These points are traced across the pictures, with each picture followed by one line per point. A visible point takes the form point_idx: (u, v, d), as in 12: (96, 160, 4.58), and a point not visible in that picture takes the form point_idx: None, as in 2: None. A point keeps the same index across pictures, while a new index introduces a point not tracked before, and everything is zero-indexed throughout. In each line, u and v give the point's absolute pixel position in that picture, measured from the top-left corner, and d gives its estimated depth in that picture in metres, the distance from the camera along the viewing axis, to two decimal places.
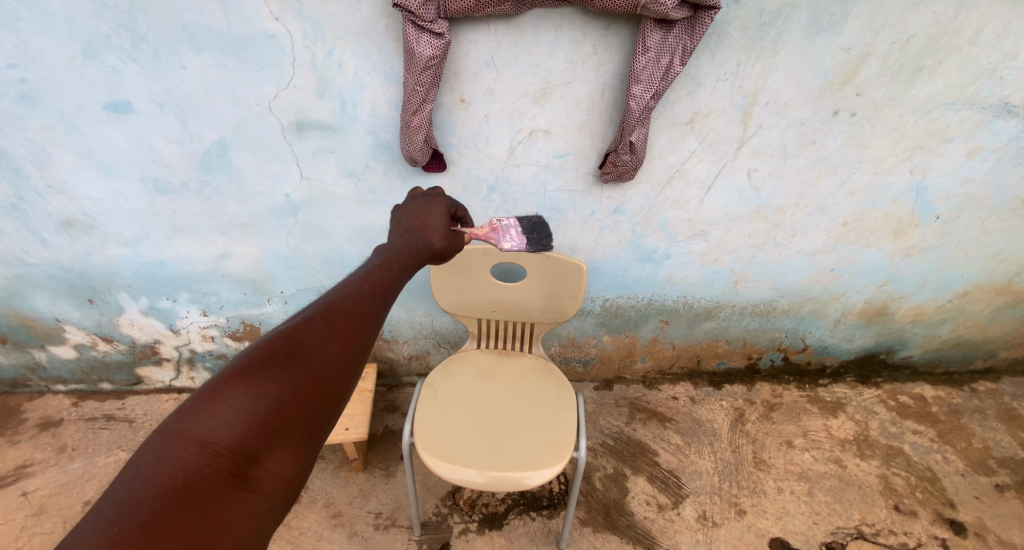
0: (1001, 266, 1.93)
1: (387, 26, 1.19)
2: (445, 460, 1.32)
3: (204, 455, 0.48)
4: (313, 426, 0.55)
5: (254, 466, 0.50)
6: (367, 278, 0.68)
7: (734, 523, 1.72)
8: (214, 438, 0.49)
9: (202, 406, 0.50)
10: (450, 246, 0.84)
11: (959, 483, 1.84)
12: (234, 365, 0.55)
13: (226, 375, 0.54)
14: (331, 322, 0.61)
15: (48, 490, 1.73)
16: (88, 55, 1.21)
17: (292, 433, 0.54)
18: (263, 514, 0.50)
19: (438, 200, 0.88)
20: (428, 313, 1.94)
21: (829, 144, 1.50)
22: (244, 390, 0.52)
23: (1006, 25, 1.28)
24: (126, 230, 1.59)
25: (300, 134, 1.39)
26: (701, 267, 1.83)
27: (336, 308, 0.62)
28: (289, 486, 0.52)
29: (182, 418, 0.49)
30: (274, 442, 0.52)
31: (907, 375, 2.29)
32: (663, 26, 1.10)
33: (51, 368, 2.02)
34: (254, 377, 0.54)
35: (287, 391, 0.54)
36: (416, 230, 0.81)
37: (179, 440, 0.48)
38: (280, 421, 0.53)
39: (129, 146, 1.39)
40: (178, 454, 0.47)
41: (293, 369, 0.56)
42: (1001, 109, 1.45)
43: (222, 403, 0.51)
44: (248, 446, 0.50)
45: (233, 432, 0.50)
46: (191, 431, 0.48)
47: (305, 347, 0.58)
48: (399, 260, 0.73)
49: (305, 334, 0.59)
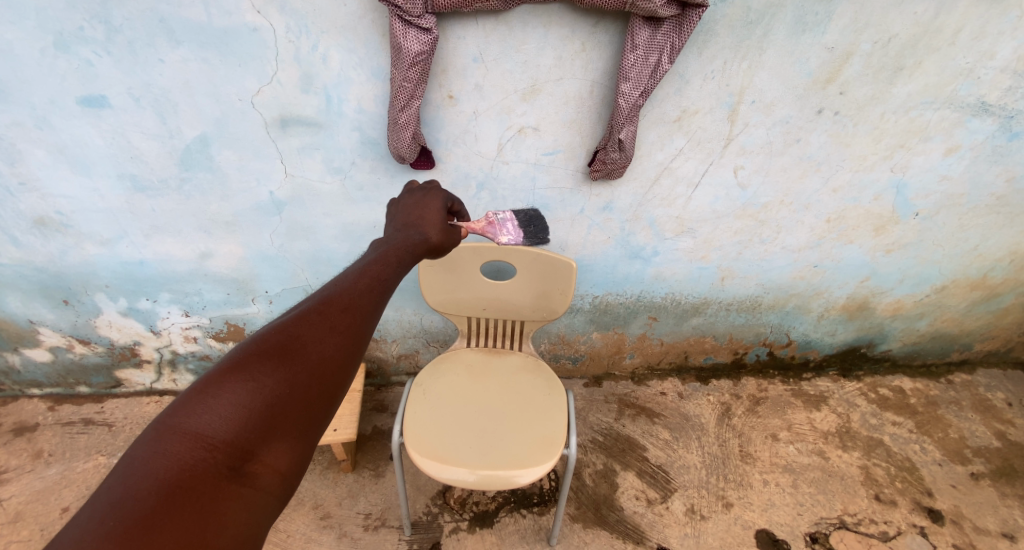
0: (977, 261, 1.98)
1: (373, 21, 1.17)
2: (436, 460, 1.31)
3: (200, 449, 0.46)
4: (311, 421, 0.54)
5: (251, 460, 0.49)
6: (363, 272, 0.66)
7: (721, 516, 1.75)
8: (210, 432, 0.47)
9: (196, 400, 0.49)
10: (448, 239, 0.83)
11: (937, 472, 1.90)
12: (228, 359, 0.53)
13: (221, 369, 0.52)
14: (327, 316, 0.60)
15: (24, 497, 1.68)
16: (61, 48, 1.16)
17: (289, 428, 0.52)
18: (261, 508, 0.49)
19: (436, 194, 0.87)
20: (416, 311, 1.92)
21: (813, 142, 1.52)
22: (240, 384, 0.51)
23: (983, 26, 1.31)
24: (103, 228, 1.54)
25: (284, 130, 1.36)
26: (688, 264, 1.85)
27: (334, 302, 0.61)
28: (286, 481, 0.51)
29: (177, 412, 0.48)
30: (271, 436, 0.51)
31: (887, 368, 2.35)
32: (652, 24, 1.10)
33: (26, 372, 1.96)
34: (250, 370, 0.52)
35: (284, 385, 0.53)
36: (413, 225, 0.80)
37: (174, 433, 0.46)
38: (278, 415, 0.52)
39: (105, 143, 1.35)
40: (173, 448, 0.46)
41: (291, 363, 0.55)
42: (978, 107, 1.49)
43: (217, 397, 0.49)
44: (245, 441, 0.49)
45: (229, 426, 0.49)
46: (186, 425, 0.47)
47: (302, 340, 0.57)
48: (396, 253, 0.72)
49: (301, 328, 0.58)
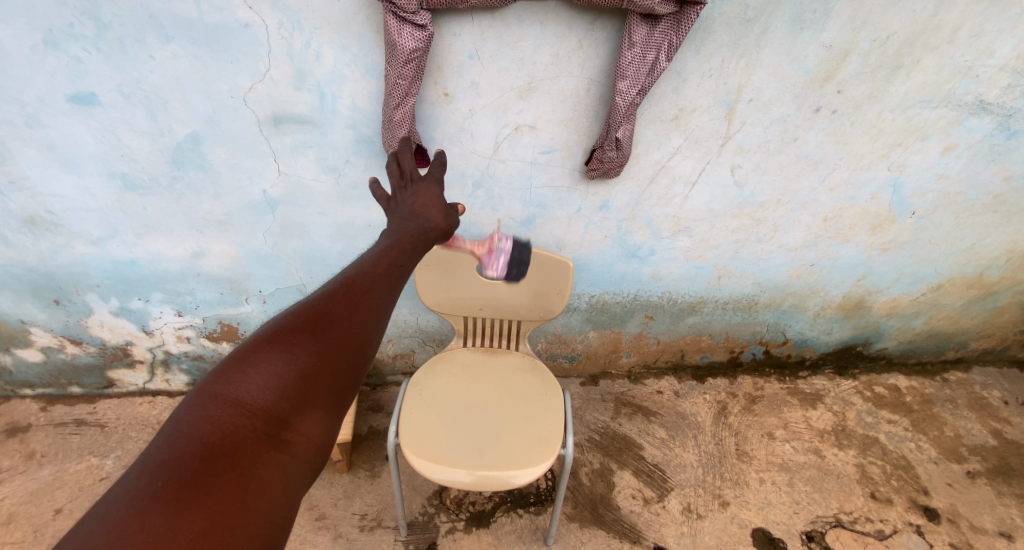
0: (973, 260, 1.99)
1: (367, 17, 1.16)
2: (432, 460, 1.30)
3: (240, 416, 0.47)
4: (342, 393, 0.53)
5: (287, 428, 0.49)
6: (383, 255, 0.64)
7: (718, 515, 1.75)
8: (249, 399, 0.48)
9: (237, 369, 0.50)
10: (453, 224, 0.80)
11: (932, 470, 1.91)
12: (266, 331, 0.54)
13: (259, 340, 0.53)
14: (351, 297, 0.57)
15: (16, 498, 1.66)
16: (49, 44, 1.14)
17: (322, 399, 0.52)
18: (298, 476, 0.49)
19: (429, 181, 0.84)
20: (412, 310, 1.91)
21: (810, 141, 1.51)
22: (276, 354, 0.51)
23: (981, 24, 1.31)
24: (93, 227, 1.52)
25: (277, 128, 1.34)
26: (684, 263, 1.84)
27: (357, 282, 0.59)
28: (321, 450, 0.51)
29: (219, 379, 0.50)
30: (305, 406, 0.50)
31: (882, 366, 2.35)
32: (649, 21, 1.09)
33: (17, 372, 1.94)
34: (284, 342, 0.52)
35: (315, 358, 0.52)
36: (419, 213, 0.77)
37: (218, 400, 0.48)
38: (311, 387, 0.51)
39: (95, 141, 1.32)
40: (216, 414, 0.47)
41: (321, 337, 0.54)
42: (976, 106, 1.49)
43: (255, 367, 0.50)
44: (281, 409, 0.49)
45: (267, 395, 0.49)
46: (228, 393, 0.48)
47: (331, 316, 0.55)
48: (410, 240, 0.70)
49: (329, 304, 0.56)
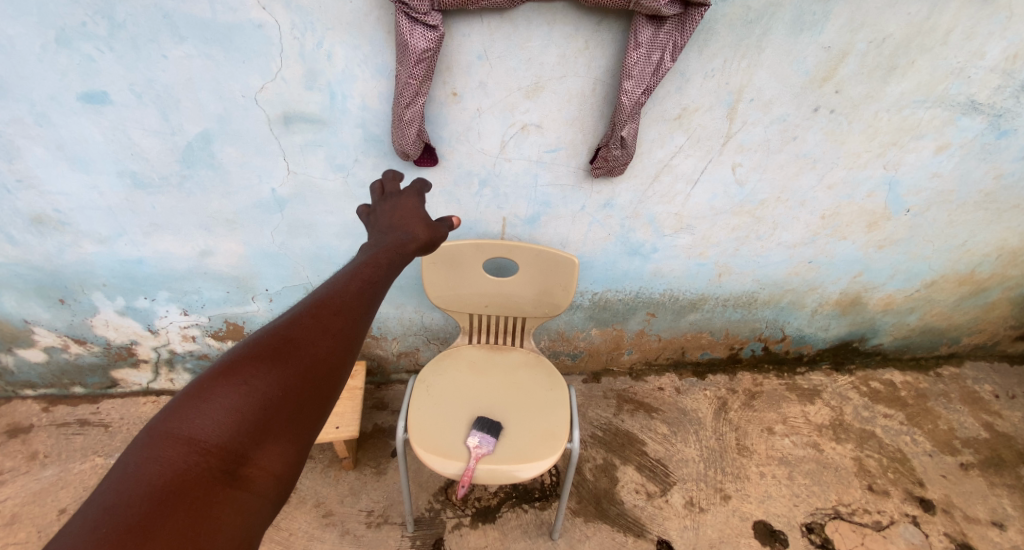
0: (965, 257, 2.03)
1: (378, 18, 1.18)
2: (440, 455, 1.31)
3: (194, 453, 0.49)
4: (305, 422, 0.56)
5: (245, 464, 0.51)
6: (357, 273, 0.67)
7: (720, 507, 1.78)
8: (203, 436, 0.50)
9: (190, 406, 0.51)
10: (436, 236, 0.82)
11: (927, 462, 1.95)
12: (222, 364, 0.56)
13: (213, 375, 0.54)
14: (321, 320, 0.60)
15: (20, 498, 1.66)
16: (62, 43, 1.15)
17: (282, 430, 0.54)
18: (257, 512, 0.50)
19: (410, 194, 0.86)
20: (417, 308, 1.93)
21: (808, 140, 1.55)
22: (234, 388, 0.53)
23: (973, 27, 1.35)
24: (101, 226, 1.53)
25: (288, 126, 1.36)
26: (686, 260, 1.87)
27: (326, 305, 0.62)
28: (280, 484, 0.52)
29: (169, 418, 0.50)
30: (266, 439, 0.52)
31: (877, 361, 2.40)
32: (655, 22, 1.11)
33: (19, 372, 1.93)
34: (243, 374, 0.54)
35: (277, 388, 0.55)
36: (399, 226, 0.79)
37: (168, 439, 0.49)
38: (271, 418, 0.53)
39: (104, 140, 1.33)
40: (166, 453, 0.48)
41: (284, 365, 0.56)
42: (968, 106, 1.53)
43: (210, 401, 0.52)
44: (239, 445, 0.51)
45: (222, 430, 0.51)
46: (180, 430, 0.49)
47: (296, 343, 0.58)
48: (386, 255, 0.71)
49: (295, 330, 0.59)
